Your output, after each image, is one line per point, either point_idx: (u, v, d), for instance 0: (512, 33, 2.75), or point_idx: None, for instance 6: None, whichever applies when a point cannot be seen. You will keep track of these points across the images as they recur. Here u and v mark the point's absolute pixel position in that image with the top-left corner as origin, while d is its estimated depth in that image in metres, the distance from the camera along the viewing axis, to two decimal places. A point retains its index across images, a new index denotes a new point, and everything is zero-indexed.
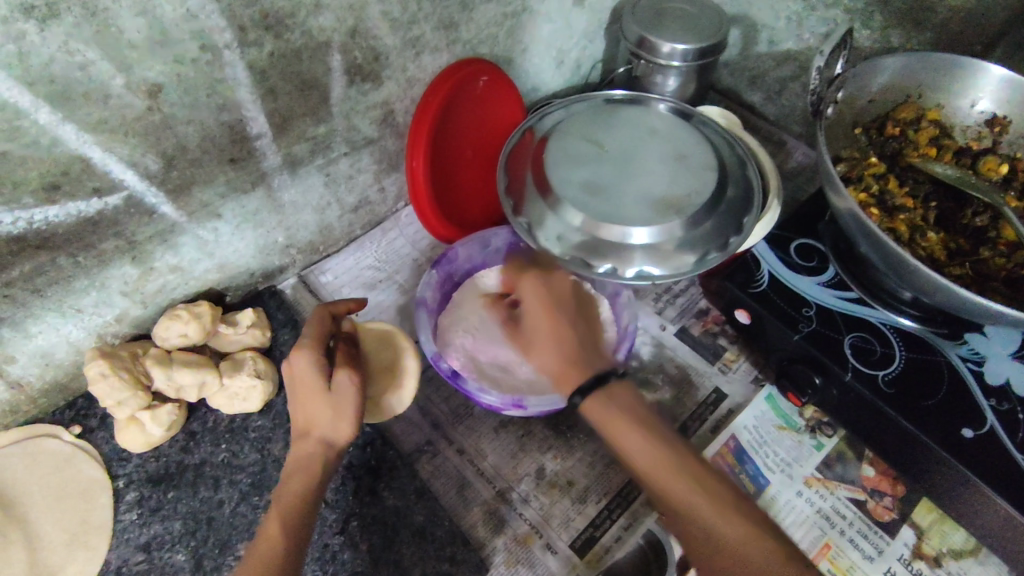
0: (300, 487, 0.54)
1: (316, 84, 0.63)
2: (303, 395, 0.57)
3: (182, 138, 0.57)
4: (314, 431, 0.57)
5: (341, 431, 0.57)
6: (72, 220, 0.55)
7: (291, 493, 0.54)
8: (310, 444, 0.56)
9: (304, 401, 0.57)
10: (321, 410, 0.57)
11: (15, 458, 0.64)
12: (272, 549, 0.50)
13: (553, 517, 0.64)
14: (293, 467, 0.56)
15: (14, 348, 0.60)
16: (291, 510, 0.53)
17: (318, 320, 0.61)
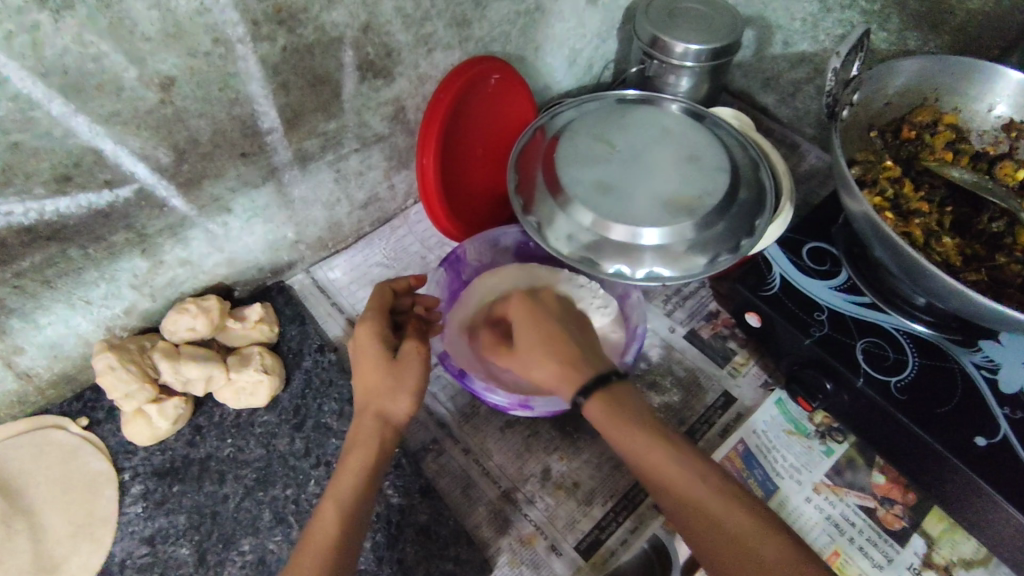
0: (360, 464, 0.53)
1: (328, 80, 0.63)
2: (366, 365, 0.57)
3: (194, 131, 0.57)
4: (374, 405, 0.56)
5: (400, 404, 0.55)
6: (83, 212, 0.55)
7: (349, 472, 0.52)
8: (370, 417, 0.55)
9: (365, 372, 0.57)
10: (383, 381, 0.56)
11: (22, 448, 0.64)
12: (327, 534, 0.48)
13: (558, 518, 0.64)
14: (353, 442, 0.54)
15: (23, 339, 0.60)
16: (347, 492, 0.51)
17: (378, 298, 0.62)
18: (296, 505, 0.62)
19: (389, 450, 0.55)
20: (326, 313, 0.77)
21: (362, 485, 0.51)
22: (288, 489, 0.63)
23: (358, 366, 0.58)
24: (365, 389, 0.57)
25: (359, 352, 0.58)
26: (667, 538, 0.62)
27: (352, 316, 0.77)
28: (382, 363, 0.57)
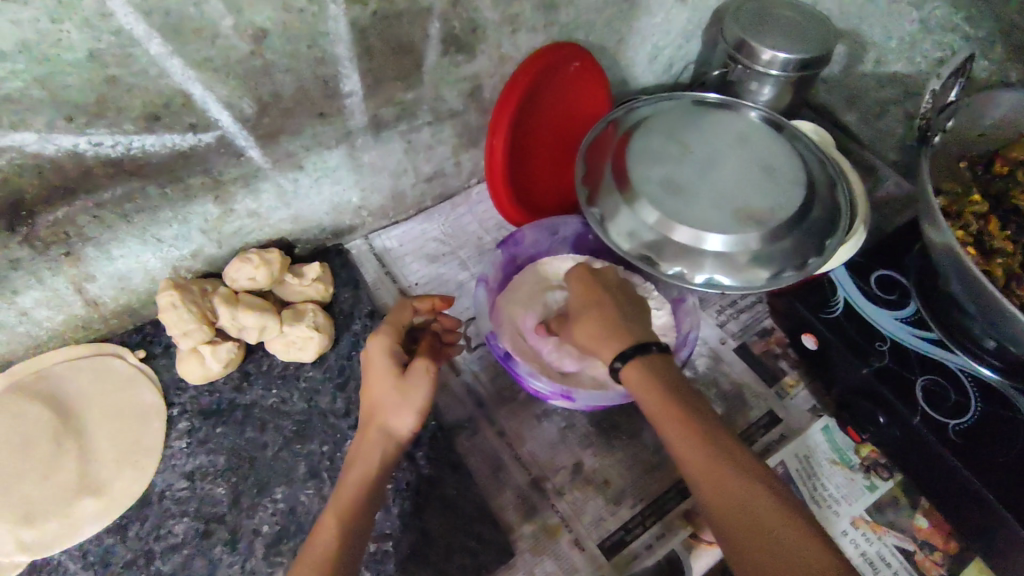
0: (358, 478, 0.52)
1: (411, 49, 0.63)
2: (375, 379, 0.56)
3: (278, 84, 0.58)
4: (379, 418, 0.55)
5: (404, 420, 0.54)
6: (165, 152, 0.57)
7: (348, 487, 0.52)
8: (373, 430, 0.55)
9: (373, 386, 0.56)
10: (387, 390, 0.55)
11: (81, 370, 0.67)
12: (325, 544, 0.48)
13: (585, 513, 0.63)
14: (354, 455, 0.54)
15: (96, 267, 0.62)
16: (348, 503, 0.51)
17: (397, 311, 0.61)
18: (331, 462, 0.63)
19: (391, 462, 0.55)
20: (380, 280, 0.78)
21: (356, 505, 0.51)
22: (325, 446, 0.64)
23: (369, 378, 0.57)
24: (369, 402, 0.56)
25: (371, 366, 0.57)
26: (684, 552, 0.61)
27: (404, 286, 0.77)
28: (390, 378, 0.55)
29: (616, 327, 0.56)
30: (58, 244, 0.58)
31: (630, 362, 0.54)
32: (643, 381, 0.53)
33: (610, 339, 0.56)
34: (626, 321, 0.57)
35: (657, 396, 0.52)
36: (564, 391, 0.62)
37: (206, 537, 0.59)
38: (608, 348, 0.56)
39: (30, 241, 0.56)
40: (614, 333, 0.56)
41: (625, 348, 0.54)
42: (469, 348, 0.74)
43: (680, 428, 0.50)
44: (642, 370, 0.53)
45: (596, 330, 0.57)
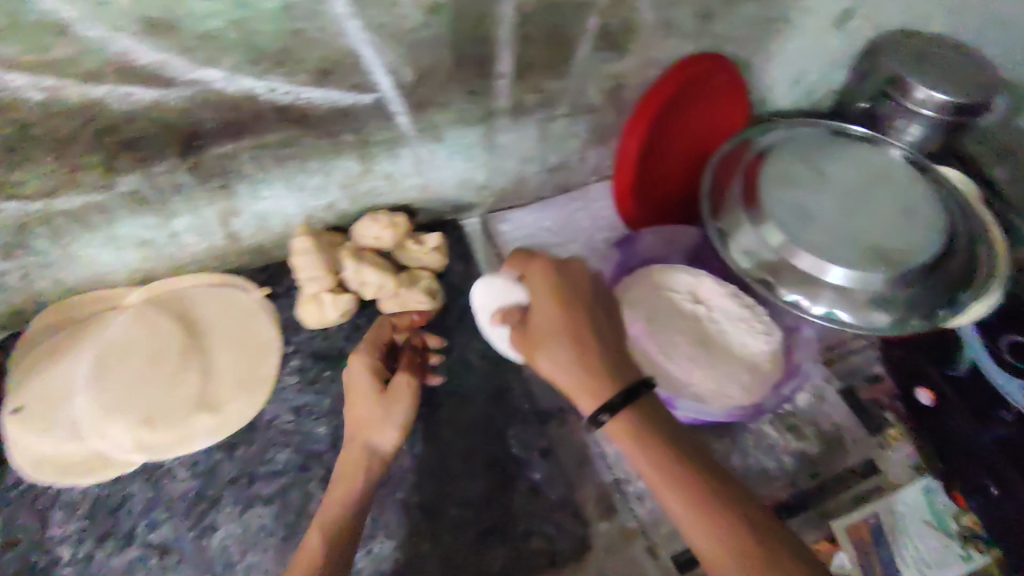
0: (345, 491, 0.57)
1: (567, 40, 0.64)
2: (357, 399, 0.61)
3: (439, 57, 0.60)
4: (361, 436, 0.60)
5: (385, 435, 0.59)
6: (327, 106, 0.60)
7: (331, 504, 0.56)
8: (356, 447, 0.59)
9: (356, 406, 0.61)
10: (367, 406, 0.60)
11: (211, 297, 0.72)
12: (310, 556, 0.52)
13: (663, 524, 0.63)
14: (339, 473, 0.58)
15: (243, 204, 0.67)
16: (332, 518, 0.55)
17: (377, 327, 0.66)
18: (425, 424, 0.66)
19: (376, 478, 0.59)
20: (491, 260, 0.79)
21: (343, 512, 0.55)
22: (421, 407, 0.67)
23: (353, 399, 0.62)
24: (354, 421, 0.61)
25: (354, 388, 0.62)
26: None
27: None
28: (373, 398, 0.61)
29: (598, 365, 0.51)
30: (216, 177, 0.62)
31: (618, 411, 0.49)
32: (628, 434, 0.49)
33: (595, 389, 0.50)
34: (608, 359, 0.51)
35: (642, 447, 0.48)
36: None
37: (304, 472, 0.62)
38: (592, 396, 0.50)
39: (195, 170, 0.61)
40: (600, 373, 0.50)
41: (614, 398, 0.49)
42: None
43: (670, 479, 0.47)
44: (633, 423, 0.49)
45: (575, 375, 0.51)
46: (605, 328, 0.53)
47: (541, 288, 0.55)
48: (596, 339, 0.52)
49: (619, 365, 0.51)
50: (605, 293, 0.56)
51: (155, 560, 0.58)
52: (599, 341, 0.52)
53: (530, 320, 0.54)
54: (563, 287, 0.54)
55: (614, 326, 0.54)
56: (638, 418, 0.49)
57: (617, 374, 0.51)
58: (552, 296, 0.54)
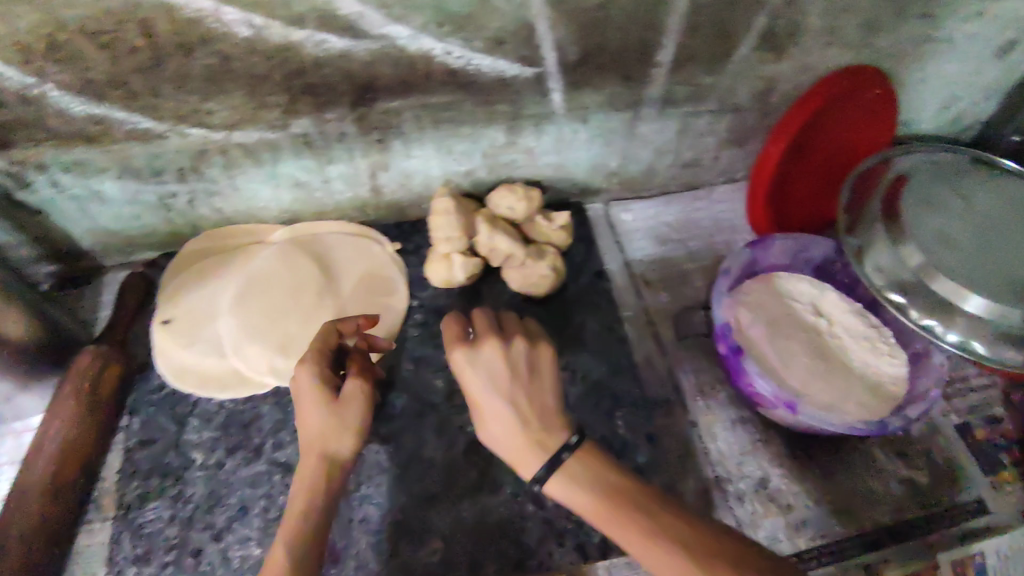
0: (301, 505, 0.50)
1: (731, 36, 0.65)
2: (305, 411, 0.55)
3: (606, 39, 0.62)
4: (316, 443, 0.53)
5: (343, 441, 0.53)
6: (493, 75, 0.63)
7: (292, 513, 0.50)
8: (314, 454, 0.52)
9: (305, 418, 0.54)
10: (315, 412, 0.54)
11: (347, 244, 0.76)
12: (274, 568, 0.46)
13: (761, 526, 0.65)
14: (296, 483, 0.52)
15: (393, 160, 0.70)
16: (291, 530, 0.49)
17: (325, 331, 0.59)
18: None
19: (339, 486, 0.53)
20: (610, 246, 0.81)
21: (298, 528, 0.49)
22: None
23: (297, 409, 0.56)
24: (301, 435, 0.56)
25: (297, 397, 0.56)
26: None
27: (630, 259, 0.80)
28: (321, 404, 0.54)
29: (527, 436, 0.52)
30: (377, 130, 0.66)
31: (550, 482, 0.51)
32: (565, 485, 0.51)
33: (523, 460, 0.52)
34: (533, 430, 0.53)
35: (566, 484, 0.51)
36: (790, 402, 0.62)
37: (420, 419, 0.66)
38: (525, 464, 0.52)
39: (360, 121, 0.64)
40: (525, 445, 0.52)
41: (541, 470, 0.51)
42: (681, 336, 0.75)
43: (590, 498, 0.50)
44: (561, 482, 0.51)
45: (510, 449, 0.53)
46: (523, 399, 0.54)
47: (465, 368, 0.56)
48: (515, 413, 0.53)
49: (539, 430, 0.53)
50: (530, 359, 0.57)
51: (277, 477, 0.62)
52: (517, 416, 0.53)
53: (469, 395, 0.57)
54: (476, 366, 0.55)
55: (546, 395, 0.55)
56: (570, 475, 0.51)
57: (545, 436, 0.52)
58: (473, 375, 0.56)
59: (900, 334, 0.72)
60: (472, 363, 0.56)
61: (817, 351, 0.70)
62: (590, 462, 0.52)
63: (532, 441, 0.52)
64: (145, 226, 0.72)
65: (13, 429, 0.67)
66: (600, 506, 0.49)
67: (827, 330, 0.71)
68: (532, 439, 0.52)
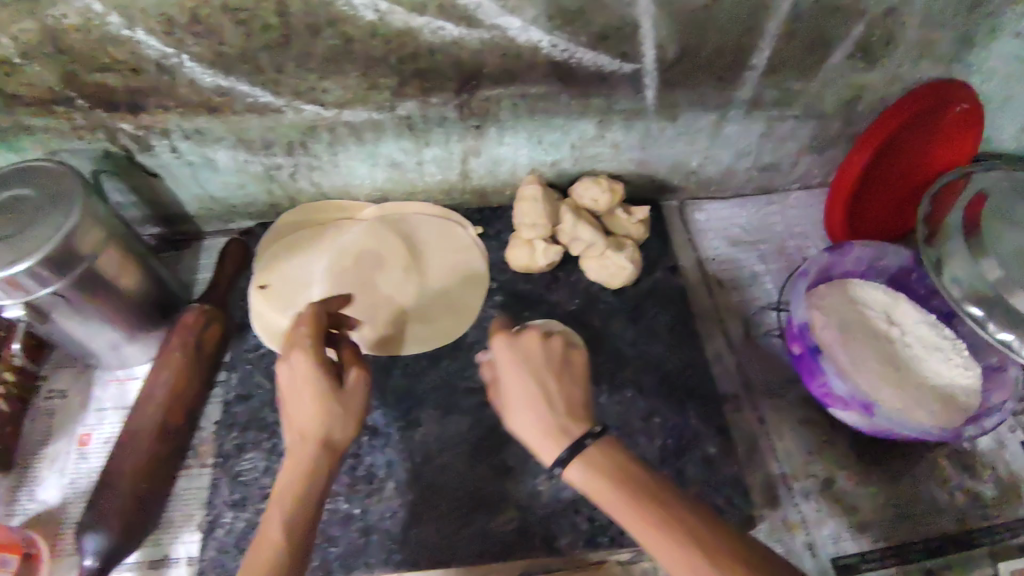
0: (296, 489, 0.49)
1: (826, 44, 0.66)
2: (305, 398, 0.51)
3: (705, 39, 0.64)
4: (316, 432, 0.50)
5: (345, 429, 0.52)
6: (593, 69, 0.65)
7: (286, 495, 0.48)
8: (314, 442, 0.50)
9: (304, 406, 0.51)
10: (313, 398, 0.51)
11: (433, 225, 0.79)
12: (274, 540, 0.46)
13: (825, 525, 0.66)
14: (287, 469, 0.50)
15: (486, 146, 0.73)
16: (286, 511, 0.48)
17: (315, 316, 0.55)
18: (611, 378, 0.70)
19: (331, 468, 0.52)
20: (684, 243, 0.83)
21: (287, 519, 0.47)
22: (609, 362, 0.71)
23: (287, 389, 0.53)
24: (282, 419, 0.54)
25: (289, 376, 0.53)
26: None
27: (702, 257, 0.82)
28: (325, 388, 0.52)
29: (550, 422, 0.52)
30: (475, 116, 0.69)
31: (571, 466, 0.50)
32: (584, 472, 0.50)
33: (548, 441, 0.51)
34: (564, 414, 0.52)
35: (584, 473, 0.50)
36: (867, 401, 0.63)
37: None
38: (549, 448, 0.51)
39: (461, 106, 0.68)
40: (551, 428, 0.52)
41: (563, 451, 0.51)
42: (751, 337, 0.77)
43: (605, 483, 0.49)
44: (581, 472, 0.50)
45: (535, 431, 0.52)
46: (557, 388, 0.54)
47: (502, 354, 0.56)
48: (549, 394, 0.53)
49: (565, 417, 0.52)
50: (564, 350, 0.56)
51: (364, 439, 0.66)
52: (549, 397, 0.53)
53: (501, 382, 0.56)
54: (514, 351, 0.55)
55: (579, 386, 0.55)
56: (590, 459, 0.50)
57: (574, 421, 0.52)
58: (510, 360, 0.55)
59: (974, 347, 0.72)
60: (509, 350, 0.55)
61: (889, 359, 0.70)
62: (614, 454, 0.50)
63: (558, 425, 0.52)
64: (247, 196, 0.76)
65: (117, 376, 0.72)
66: (617, 492, 0.48)
67: (897, 340, 0.72)
68: (558, 425, 0.52)
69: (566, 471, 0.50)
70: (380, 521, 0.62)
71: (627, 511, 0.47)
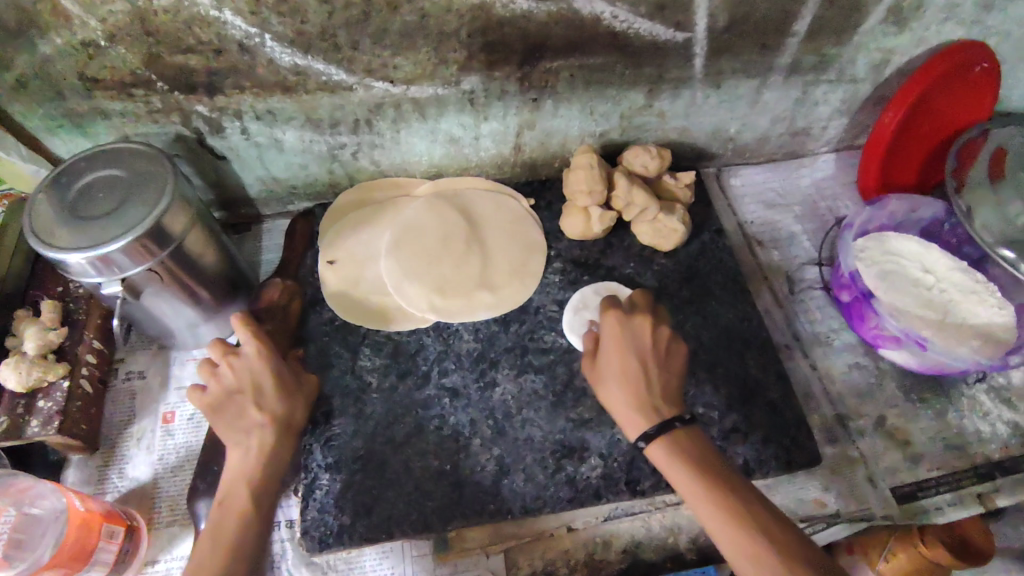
0: (248, 475, 0.55)
1: (862, 9, 0.71)
2: (270, 395, 0.59)
3: (754, 7, 0.68)
4: (279, 421, 0.58)
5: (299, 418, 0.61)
6: (649, 39, 0.69)
7: (237, 481, 0.55)
8: (277, 431, 0.58)
9: (269, 403, 0.58)
10: (273, 385, 0.59)
11: (489, 198, 0.82)
12: (232, 517, 0.53)
13: (882, 459, 0.70)
14: (238, 460, 0.56)
15: (541, 119, 0.76)
16: (241, 493, 0.54)
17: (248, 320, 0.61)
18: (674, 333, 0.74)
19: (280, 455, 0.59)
20: (724, 207, 0.87)
21: (254, 505, 0.54)
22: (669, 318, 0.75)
23: (239, 379, 0.58)
24: (223, 418, 0.57)
25: (243, 366, 0.59)
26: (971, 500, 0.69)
27: (742, 219, 0.86)
28: (286, 386, 0.60)
29: (645, 400, 0.57)
30: (534, 89, 0.72)
31: (655, 441, 0.55)
32: (669, 458, 0.55)
33: (633, 416, 0.57)
34: (658, 397, 0.57)
35: (671, 461, 0.54)
36: (921, 338, 0.68)
37: (569, 353, 0.72)
38: (632, 425, 0.57)
39: (523, 79, 0.71)
40: (642, 407, 0.57)
41: (649, 427, 0.56)
42: (795, 292, 0.81)
43: (684, 472, 0.54)
44: (665, 452, 0.55)
45: (623, 406, 0.57)
46: (658, 374, 0.59)
47: (609, 337, 0.61)
48: (647, 377, 0.58)
49: (658, 399, 0.57)
50: (671, 344, 0.61)
51: (446, 400, 0.69)
52: (647, 381, 0.58)
53: (599, 358, 0.61)
54: (625, 338, 0.60)
55: (677, 375, 0.60)
56: (677, 448, 0.55)
57: (664, 403, 0.57)
58: (614, 344, 0.60)
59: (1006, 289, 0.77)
60: (616, 335, 0.61)
61: (926, 304, 0.74)
62: (697, 443, 0.55)
63: (650, 406, 0.57)
64: (309, 176, 0.79)
65: (193, 355, 0.75)
66: (698, 480, 0.53)
67: (934, 286, 0.75)
68: (650, 408, 0.57)
69: (649, 446, 0.56)
70: (470, 475, 0.65)
71: (703, 495, 0.52)
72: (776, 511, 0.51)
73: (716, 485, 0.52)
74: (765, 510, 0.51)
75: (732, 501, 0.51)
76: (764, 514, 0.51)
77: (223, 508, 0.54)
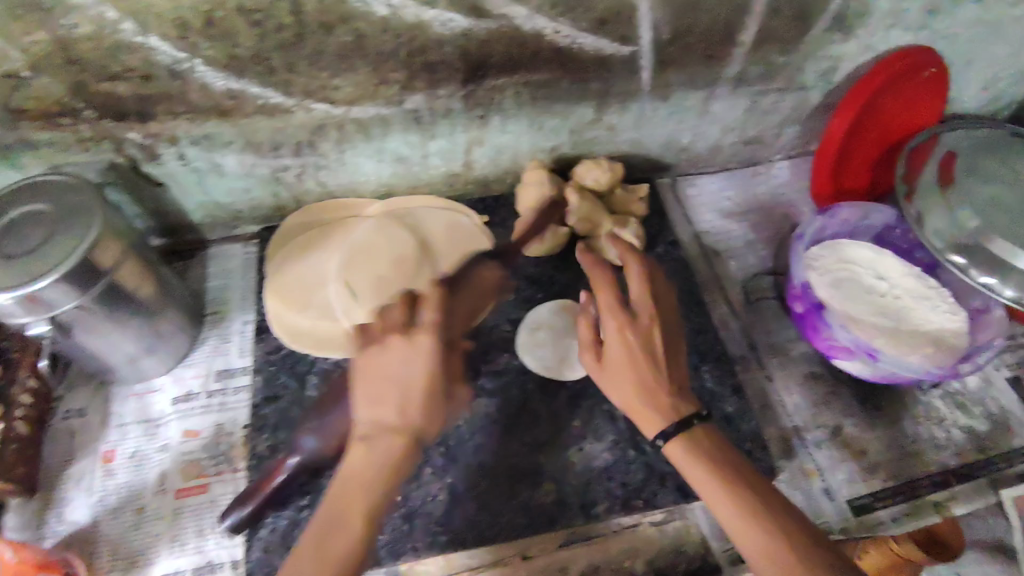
0: (371, 487, 0.50)
1: (807, 18, 0.71)
2: (429, 400, 0.53)
3: (698, 19, 0.67)
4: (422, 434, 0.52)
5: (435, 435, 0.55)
6: (593, 53, 0.68)
7: (349, 486, 0.50)
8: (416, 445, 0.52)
9: (425, 407, 0.53)
10: (426, 396, 0.53)
11: (439, 215, 0.80)
12: (345, 533, 0.49)
13: (839, 469, 0.70)
14: (364, 465, 0.51)
15: (490, 135, 0.75)
16: (361, 505, 0.50)
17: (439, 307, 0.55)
18: None
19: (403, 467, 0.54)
20: (680, 218, 0.86)
21: (366, 515, 0.50)
22: None
23: (405, 369, 0.53)
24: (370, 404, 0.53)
25: (409, 355, 0.53)
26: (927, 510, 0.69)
27: (698, 229, 0.86)
28: (445, 397, 0.54)
29: (661, 399, 0.56)
30: (480, 106, 0.71)
31: (674, 440, 0.55)
32: (685, 457, 0.55)
33: (655, 414, 0.56)
34: (673, 397, 0.57)
35: (690, 460, 0.54)
36: (871, 348, 0.67)
37: (523, 374, 0.71)
38: (654, 423, 0.56)
39: (468, 97, 0.69)
40: (655, 407, 0.56)
41: (669, 427, 0.55)
42: (751, 302, 0.81)
43: (702, 471, 0.54)
44: (684, 450, 0.55)
45: (644, 403, 0.57)
46: (666, 370, 0.57)
47: (611, 333, 0.58)
48: (660, 377, 0.57)
49: (671, 398, 0.56)
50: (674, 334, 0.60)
51: None
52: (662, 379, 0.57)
53: (602, 352, 0.60)
54: (629, 336, 0.57)
55: (681, 364, 0.59)
56: (694, 447, 0.55)
57: (677, 401, 0.56)
58: (618, 343, 0.58)
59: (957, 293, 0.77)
60: (619, 334, 0.58)
61: (886, 309, 0.74)
62: (715, 441, 0.55)
63: (665, 405, 0.56)
64: (253, 200, 0.77)
65: (136, 390, 0.72)
66: (716, 481, 0.53)
67: (890, 292, 0.75)
68: (676, 407, 0.56)
69: (668, 444, 0.55)
70: (422, 505, 0.63)
71: (722, 496, 0.52)
72: (788, 502, 0.52)
73: (734, 478, 0.53)
74: (789, 510, 0.51)
75: (753, 500, 0.51)
76: (782, 516, 0.50)
77: (337, 516, 0.50)
